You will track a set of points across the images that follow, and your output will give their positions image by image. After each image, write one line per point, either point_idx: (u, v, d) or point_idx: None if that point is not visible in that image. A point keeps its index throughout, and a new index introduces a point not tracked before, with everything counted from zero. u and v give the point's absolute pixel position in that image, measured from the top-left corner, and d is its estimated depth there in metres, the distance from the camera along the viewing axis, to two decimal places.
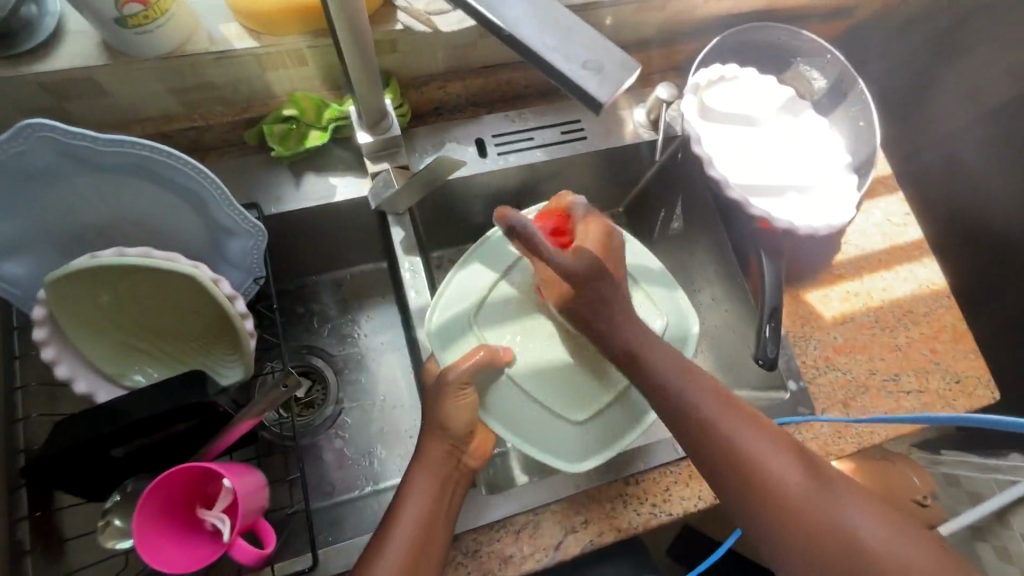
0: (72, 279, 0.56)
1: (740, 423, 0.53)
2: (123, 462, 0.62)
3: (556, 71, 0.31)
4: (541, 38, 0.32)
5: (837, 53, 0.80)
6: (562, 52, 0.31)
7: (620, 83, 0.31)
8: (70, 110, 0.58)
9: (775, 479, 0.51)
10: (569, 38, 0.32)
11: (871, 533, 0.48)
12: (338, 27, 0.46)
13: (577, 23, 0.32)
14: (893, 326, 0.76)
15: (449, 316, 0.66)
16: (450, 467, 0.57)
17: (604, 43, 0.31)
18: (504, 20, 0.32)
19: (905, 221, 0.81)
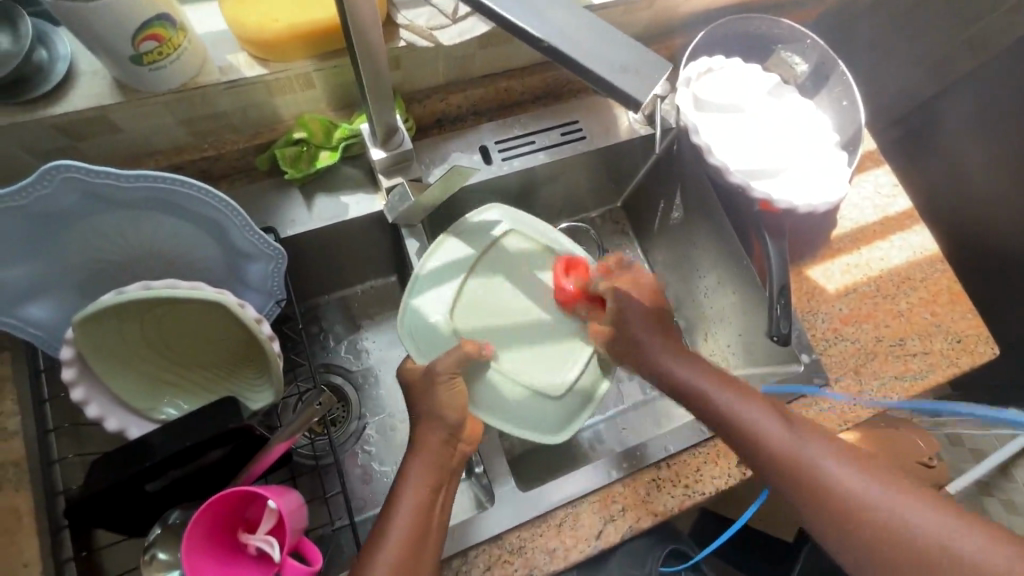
0: (99, 315, 0.56)
1: (721, 386, 0.60)
2: (159, 495, 0.62)
3: (595, 77, 0.36)
4: (584, 50, 0.36)
5: (816, 37, 0.84)
6: (600, 60, 0.36)
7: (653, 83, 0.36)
8: (83, 150, 0.59)
9: (767, 444, 0.54)
10: (604, 48, 0.37)
11: (849, 476, 0.50)
12: (356, 49, 0.48)
13: (608, 33, 0.37)
14: (893, 293, 0.79)
15: (420, 321, 0.67)
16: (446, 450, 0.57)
17: (637, 51, 0.37)
18: (544, 32, 0.36)
19: (895, 192, 0.85)
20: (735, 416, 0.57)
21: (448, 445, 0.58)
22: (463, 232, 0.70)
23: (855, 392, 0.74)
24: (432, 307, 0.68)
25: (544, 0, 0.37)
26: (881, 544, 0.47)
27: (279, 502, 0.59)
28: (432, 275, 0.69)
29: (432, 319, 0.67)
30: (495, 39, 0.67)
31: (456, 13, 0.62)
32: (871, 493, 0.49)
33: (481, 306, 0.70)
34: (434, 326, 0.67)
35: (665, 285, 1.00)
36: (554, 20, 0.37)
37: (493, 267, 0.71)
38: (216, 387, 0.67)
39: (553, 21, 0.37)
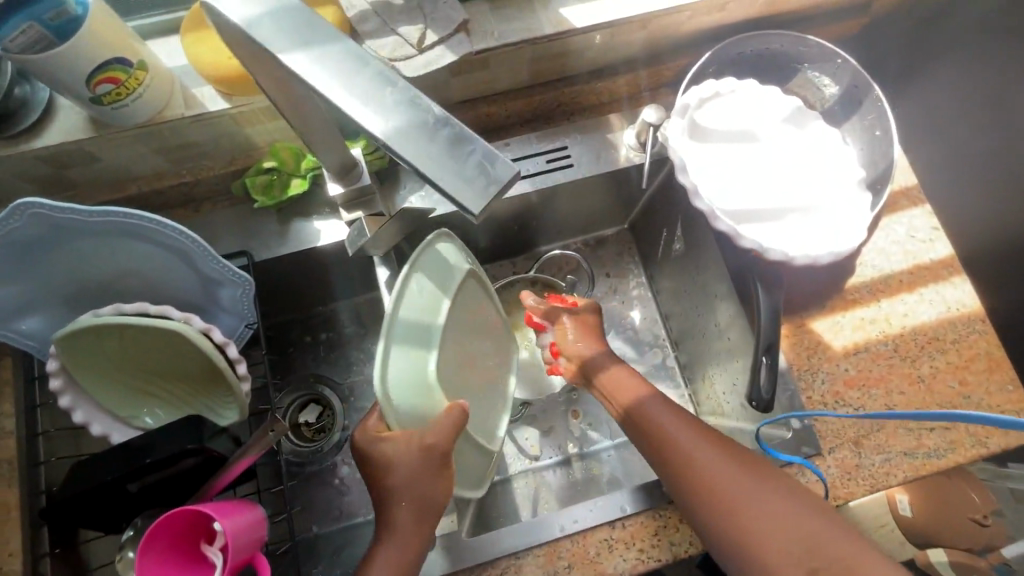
0: (78, 335, 0.61)
1: (678, 420, 0.59)
2: (134, 504, 0.66)
3: (423, 178, 0.28)
4: (415, 144, 0.28)
5: (848, 56, 0.74)
6: (431, 156, 0.28)
7: (496, 187, 0.27)
8: (68, 176, 0.62)
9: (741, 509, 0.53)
10: (439, 143, 0.28)
11: (794, 533, 0.50)
12: (275, 93, 0.45)
13: (449, 125, 0.28)
14: (915, 356, 0.69)
15: (403, 376, 0.53)
16: (423, 521, 0.53)
17: (481, 148, 0.28)
18: (368, 122, 0.29)
19: (933, 236, 0.74)
20: (693, 461, 0.56)
21: (425, 517, 0.53)
22: (434, 261, 0.59)
23: (852, 466, 0.66)
24: (419, 359, 0.55)
25: (379, 81, 0.30)
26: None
27: (225, 525, 0.60)
28: (405, 319, 0.55)
29: (414, 370, 0.54)
30: (468, 68, 0.64)
31: (423, 43, 0.60)
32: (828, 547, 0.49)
33: (446, 350, 0.59)
34: (417, 376, 0.55)
35: (667, 317, 0.93)
36: (387, 103, 0.29)
37: (456, 307, 0.61)
38: (191, 403, 0.70)
39: (386, 104, 0.29)
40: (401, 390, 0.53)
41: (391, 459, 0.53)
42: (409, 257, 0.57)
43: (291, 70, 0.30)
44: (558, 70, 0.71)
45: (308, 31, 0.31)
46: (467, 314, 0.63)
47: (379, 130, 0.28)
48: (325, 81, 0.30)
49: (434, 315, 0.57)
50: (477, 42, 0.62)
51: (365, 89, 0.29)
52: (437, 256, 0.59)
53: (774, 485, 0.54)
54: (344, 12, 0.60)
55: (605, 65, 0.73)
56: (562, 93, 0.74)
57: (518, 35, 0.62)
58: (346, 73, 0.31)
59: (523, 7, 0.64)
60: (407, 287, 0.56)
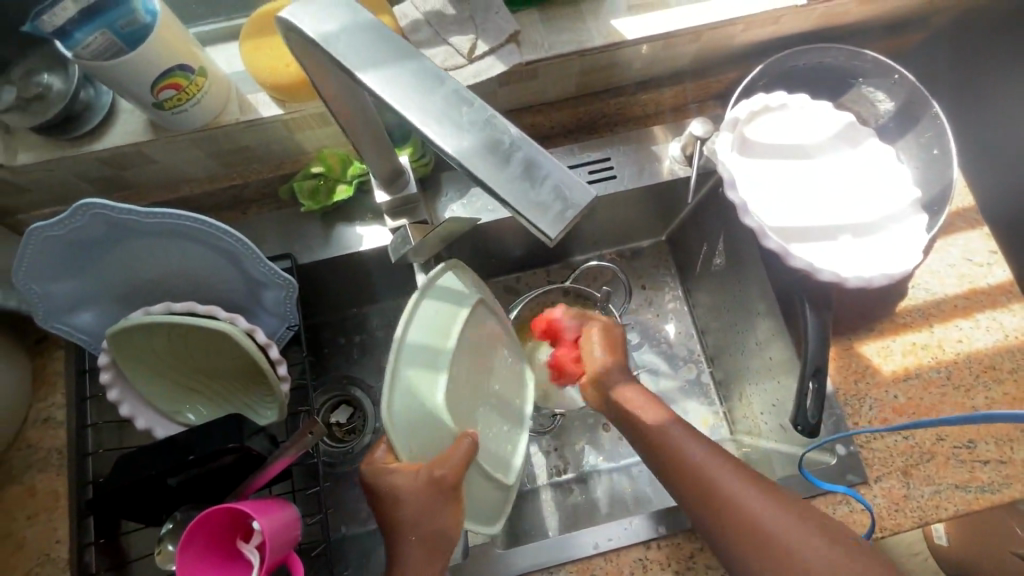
0: (129, 331, 0.63)
1: (648, 400, 0.62)
2: (174, 498, 0.67)
3: (499, 200, 0.27)
4: (488, 165, 0.28)
5: (907, 71, 0.71)
6: (505, 178, 0.28)
7: (571, 213, 0.27)
8: (126, 177, 0.64)
9: (726, 507, 0.51)
10: (515, 165, 0.28)
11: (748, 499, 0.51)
12: (335, 101, 0.46)
13: (524, 147, 0.28)
14: (969, 385, 0.66)
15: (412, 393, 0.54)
16: (437, 550, 0.52)
17: (556, 171, 0.27)
18: (444, 142, 0.28)
19: (990, 261, 0.71)
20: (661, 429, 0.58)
21: (437, 546, 0.52)
22: (445, 288, 0.59)
23: (900, 497, 0.63)
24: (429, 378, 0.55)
25: (452, 99, 0.29)
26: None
27: (263, 524, 0.60)
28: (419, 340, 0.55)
29: (427, 384, 0.55)
30: (516, 78, 0.64)
31: (473, 53, 0.60)
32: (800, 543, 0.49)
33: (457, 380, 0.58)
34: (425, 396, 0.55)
35: (704, 332, 0.91)
36: (459, 123, 0.29)
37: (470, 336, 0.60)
38: (229, 402, 0.71)
39: (458, 123, 0.29)
40: (409, 420, 0.53)
41: (398, 492, 0.52)
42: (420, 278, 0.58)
43: (369, 87, 0.30)
44: (605, 81, 0.71)
45: (383, 47, 0.31)
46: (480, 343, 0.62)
47: (453, 150, 0.28)
48: (400, 99, 0.30)
49: (441, 342, 0.57)
50: (527, 53, 0.62)
51: (437, 107, 0.29)
52: (446, 286, 0.60)
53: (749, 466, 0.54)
54: (398, 21, 0.61)
55: (652, 76, 0.72)
56: (607, 105, 0.73)
57: (567, 46, 0.62)
58: (417, 89, 0.30)
59: (574, 17, 0.63)
60: (417, 312, 0.56)
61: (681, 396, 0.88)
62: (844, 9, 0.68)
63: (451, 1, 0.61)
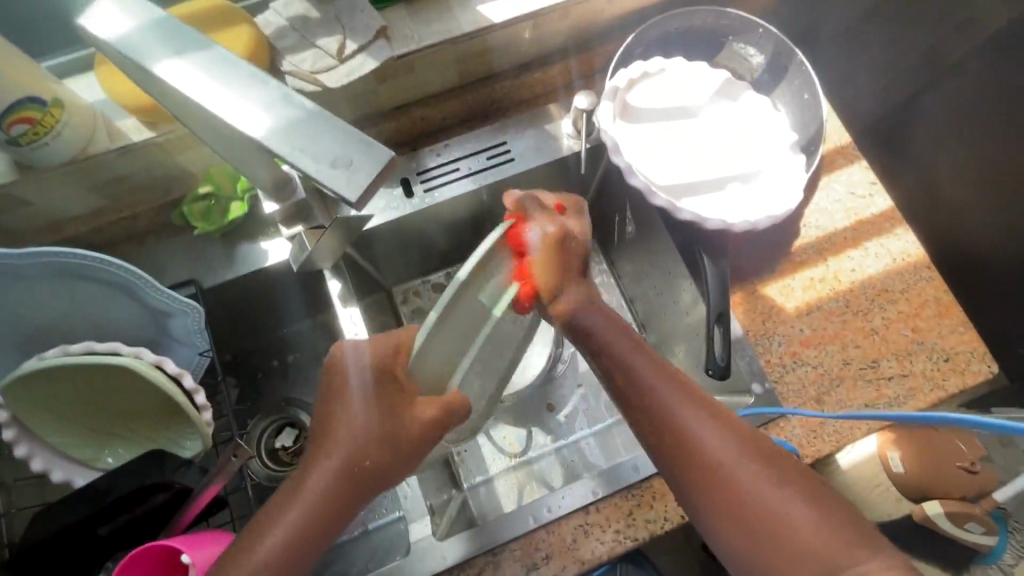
0: (25, 381, 0.60)
1: (641, 357, 0.53)
2: (104, 548, 0.65)
3: (303, 174, 0.29)
4: (295, 144, 0.29)
5: (770, 25, 0.75)
6: (310, 153, 0.29)
7: (374, 176, 0.29)
8: (2, 224, 0.62)
9: (692, 445, 0.48)
10: (315, 139, 0.29)
11: (773, 497, 0.46)
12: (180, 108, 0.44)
13: (321, 123, 0.30)
14: (866, 309, 0.70)
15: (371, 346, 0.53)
16: (358, 488, 0.47)
17: (353, 139, 0.29)
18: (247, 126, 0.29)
19: (871, 191, 0.76)
20: (670, 416, 0.50)
21: (360, 487, 0.47)
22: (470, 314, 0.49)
23: (816, 424, 0.66)
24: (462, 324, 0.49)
25: (254, 86, 0.31)
26: (776, 546, 0.46)
27: (194, 558, 0.58)
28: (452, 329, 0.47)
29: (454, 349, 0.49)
30: (393, 73, 0.65)
31: (343, 53, 0.60)
32: (763, 494, 0.46)
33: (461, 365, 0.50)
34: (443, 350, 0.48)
35: (633, 299, 0.93)
36: (264, 108, 0.30)
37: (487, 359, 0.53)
38: (152, 440, 0.69)
39: (263, 108, 0.30)
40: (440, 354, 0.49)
41: (363, 414, 0.47)
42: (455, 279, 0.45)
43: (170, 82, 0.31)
44: (486, 67, 0.72)
45: (183, 42, 0.32)
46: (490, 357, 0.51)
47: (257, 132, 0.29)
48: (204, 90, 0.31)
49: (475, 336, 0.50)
50: (398, 47, 0.62)
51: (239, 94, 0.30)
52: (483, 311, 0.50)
53: (773, 454, 0.49)
54: (262, 30, 0.60)
55: (532, 56, 0.74)
56: (495, 90, 0.75)
57: (439, 35, 0.63)
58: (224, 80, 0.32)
59: (440, 6, 0.64)
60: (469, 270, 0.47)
61: None
62: None
63: (315, 5, 0.61)
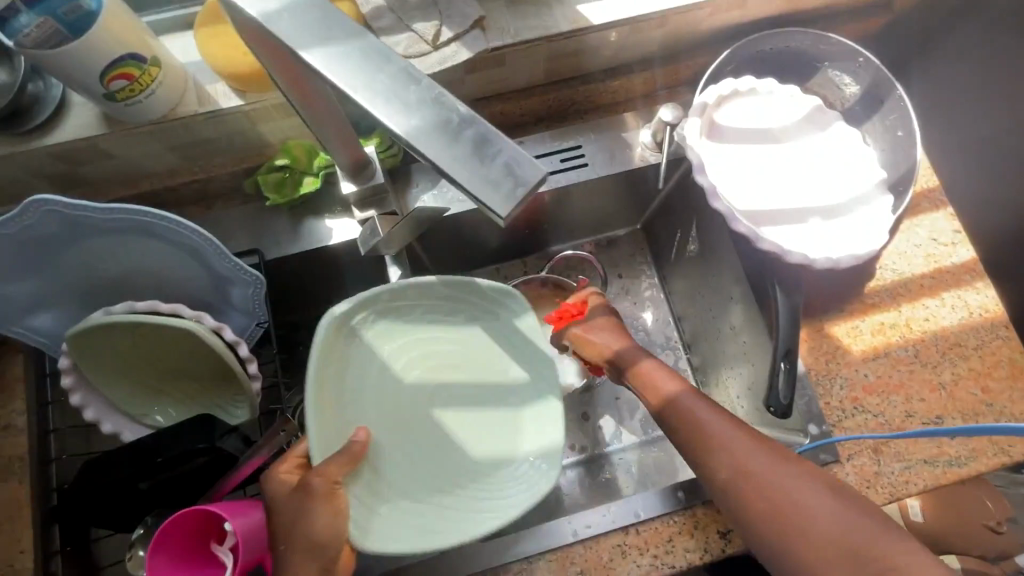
0: (88, 334, 0.60)
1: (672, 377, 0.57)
2: (145, 504, 0.66)
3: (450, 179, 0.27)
4: (437, 146, 0.28)
5: (872, 54, 0.72)
6: (459, 157, 0.28)
7: (524, 190, 0.27)
8: (82, 172, 0.62)
9: (723, 449, 0.50)
10: (463, 142, 0.28)
11: (809, 497, 0.46)
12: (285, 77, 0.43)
13: (470, 126, 0.28)
14: (936, 362, 0.68)
15: (367, 385, 0.60)
16: None
17: (506, 148, 0.27)
18: (393, 122, 0.28)
19: (955, 240, 0.73)
20: (699, 422, 0.52)
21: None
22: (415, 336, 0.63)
23: (871, 474, 0.64)
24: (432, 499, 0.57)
25: (401, 79, 0.29)
26: (824, 553, 0.44)
27: (235, 526, 0.58)
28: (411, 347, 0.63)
29: (410, 359, 0.63)
30: (482, 65, 0.63)
31: (438, 40, 0.59)
32: (790, 488, 0.47)
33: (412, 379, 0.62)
34: (395, 500, 0.56)
35: (681, 318, 0.90)
36: (409, 104, 0.29)
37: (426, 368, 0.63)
38: (200, 403, 0.69)
39: (408, 103, 0.29)
40: (397, 359, 0.62)
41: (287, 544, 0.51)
42: (428, 316, 0.63)
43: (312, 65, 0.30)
44: (573, 67, 0.70)
45: (328, 25, 0.31)
46: (444, 360, 0.63)
47: (401, 129, 0.28)
48: (351, 78, 0.30)
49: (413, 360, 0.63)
50: (493, 39, 0.61)
51: (386, 84, 0.29)
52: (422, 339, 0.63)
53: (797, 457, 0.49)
54: (359, 8, 0.59)
55: (621, 61, 0.72)
56: (578, 92, 0.73)
57: (534, 32, 0.62)
58: (367, 66, 0.30)
59: (540, 3, 0.63)
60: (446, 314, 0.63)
61: None
62: None
63: None
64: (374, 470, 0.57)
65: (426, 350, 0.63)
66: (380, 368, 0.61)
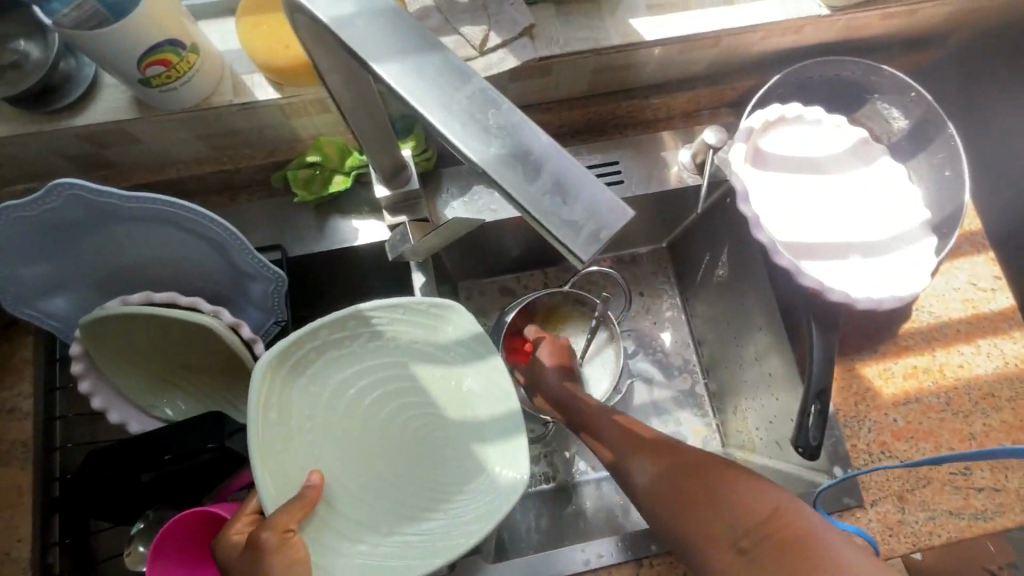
0: (103, 323, 0.59)
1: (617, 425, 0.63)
2: (148, 498, 0.64)
3: (529, 216, 0.27)
4: (516, 180, 0.27)
5: (924, 90, 0.70)
6: (538, 194, 0.27)
7: (605, 232, 0.27)
8: (108, 156, 0.61)
9: (669, 478, 0.54)
10: (544, 177, 0.27)
11: (749, 498, 0.48)
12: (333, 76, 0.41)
13: (552, 160, 0.28)
14: (968, 411, 0.66)
15: (311, 425, 0.47)
16: None
17: (588, 187, 0.27)
18: (471, 150, 0.28)
19: (994, 286, 0.71)
20: (653, 459, 0.57)
21: None
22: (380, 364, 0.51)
23: (894, 522, 0.63)
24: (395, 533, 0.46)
25: (482, 103, 0.29)
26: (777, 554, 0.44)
27: None
28: (372, 376, 0.51)
29: (387, 389, 0.51)
30: (527, 74, 0.61)
31: (485, 45, 0.57)
32: (730, 495, 0.49)
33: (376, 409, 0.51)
34: (361, 536, 0.46)
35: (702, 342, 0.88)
36: (486, 130, 0.28)
37: (391, 402, 0.51)
38: (210, 398, 0.68)
39: (486, 129, 0.28)
40: (358, 393, 0.50)
41: None
42: (393, 339, 0.51)
43: (389, 85, 0.29)
44: (618, 81, 0.68)
45: (402, 40, 0.31)
46: (413, 393, 0.51)
47: (479, 155, 0.28)
48: (428, 99, 0.29)
49: (377, 391, 0.51)
50: (541, 48, 0.59)
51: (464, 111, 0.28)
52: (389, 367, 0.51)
53: (737, 472, 0.52)
54: (406, 6, 0.57)
55: (666, 78, 0.70)
56: (620, 106, 0.71)
57: (582, 44, 0.60)
58: (442, 85, 0.30)
59: (591, 14, 0.61)
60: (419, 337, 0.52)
61: (675, 406, 0.84)
62: (867, 22, 0.66)
63: None
64: (328, 507, 0.46)
65: (396, 378, 0.51)
66: (327, 400, 0.49)
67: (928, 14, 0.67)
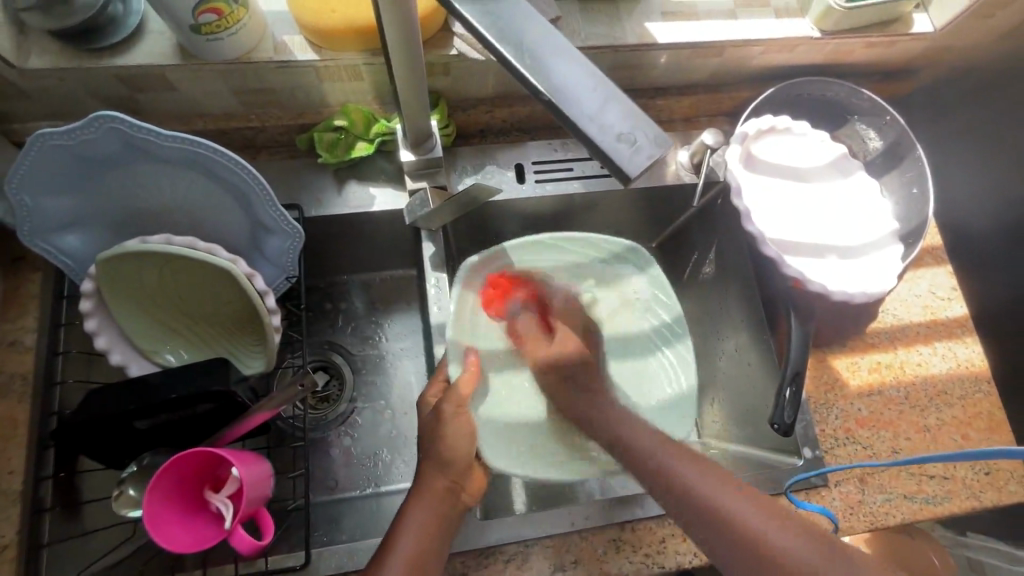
0: (120, 259, 0.60)
1: (692, 465, 0.54)
2: (142, 442, 0.64)
3: (586, 138, 0.32)
4: (577, 108, 0.33)
5: (898, 115, 0.78)
6: (596, 121, 0.32)
7: (650, 156, 0.32)
8: (140, 100, 0.63)
9: (762, 543, 0.48)
10: (603, 108, 0.33)
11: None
12: (388, 29, 0.44)
13: (609, 96, 0.33)
14: (924, 405, 0.73)
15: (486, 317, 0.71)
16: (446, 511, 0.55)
17: (638, 120, 0.33)
18: (541, 83, 0.33)
19: (950, 296, 0.79)
20: (728, 513, 0.49)
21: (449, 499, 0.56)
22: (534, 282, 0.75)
23: (855, 502, 0.68)
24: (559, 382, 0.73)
25: (555, 48, 0.34)
26: None
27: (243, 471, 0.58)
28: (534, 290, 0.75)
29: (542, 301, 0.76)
30: None
31: None
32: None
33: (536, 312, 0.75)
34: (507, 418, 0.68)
35: None
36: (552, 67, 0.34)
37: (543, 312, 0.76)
38: (214, 347, 0.69)
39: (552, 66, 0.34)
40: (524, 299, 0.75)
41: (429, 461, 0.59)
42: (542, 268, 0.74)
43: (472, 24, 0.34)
44: (628, 81, 0.74)
45: None
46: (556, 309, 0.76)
47: (545, 88, 0.33)
48: (505, 38, 0.34)
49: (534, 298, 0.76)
50: None
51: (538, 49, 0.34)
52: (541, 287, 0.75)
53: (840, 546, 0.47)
54: None
55: (671, 83, 0.76)
56: None
57: (600, 40, 0.65)
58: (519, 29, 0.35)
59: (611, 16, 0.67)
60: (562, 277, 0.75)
61: None
62: (850, 50, 0.74)
63: None
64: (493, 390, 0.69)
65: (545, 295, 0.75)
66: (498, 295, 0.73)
67: (903, 48, 0.75)
